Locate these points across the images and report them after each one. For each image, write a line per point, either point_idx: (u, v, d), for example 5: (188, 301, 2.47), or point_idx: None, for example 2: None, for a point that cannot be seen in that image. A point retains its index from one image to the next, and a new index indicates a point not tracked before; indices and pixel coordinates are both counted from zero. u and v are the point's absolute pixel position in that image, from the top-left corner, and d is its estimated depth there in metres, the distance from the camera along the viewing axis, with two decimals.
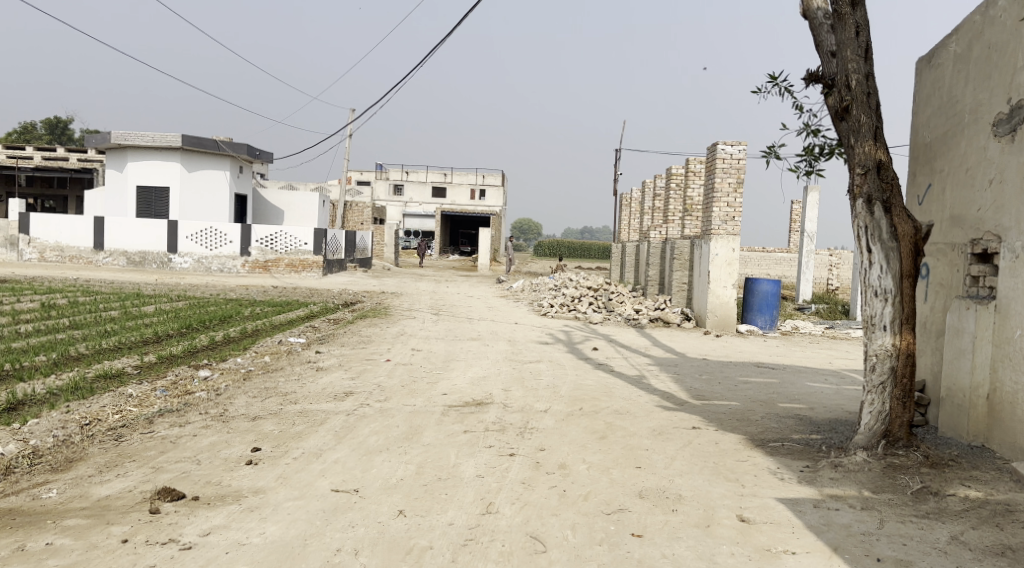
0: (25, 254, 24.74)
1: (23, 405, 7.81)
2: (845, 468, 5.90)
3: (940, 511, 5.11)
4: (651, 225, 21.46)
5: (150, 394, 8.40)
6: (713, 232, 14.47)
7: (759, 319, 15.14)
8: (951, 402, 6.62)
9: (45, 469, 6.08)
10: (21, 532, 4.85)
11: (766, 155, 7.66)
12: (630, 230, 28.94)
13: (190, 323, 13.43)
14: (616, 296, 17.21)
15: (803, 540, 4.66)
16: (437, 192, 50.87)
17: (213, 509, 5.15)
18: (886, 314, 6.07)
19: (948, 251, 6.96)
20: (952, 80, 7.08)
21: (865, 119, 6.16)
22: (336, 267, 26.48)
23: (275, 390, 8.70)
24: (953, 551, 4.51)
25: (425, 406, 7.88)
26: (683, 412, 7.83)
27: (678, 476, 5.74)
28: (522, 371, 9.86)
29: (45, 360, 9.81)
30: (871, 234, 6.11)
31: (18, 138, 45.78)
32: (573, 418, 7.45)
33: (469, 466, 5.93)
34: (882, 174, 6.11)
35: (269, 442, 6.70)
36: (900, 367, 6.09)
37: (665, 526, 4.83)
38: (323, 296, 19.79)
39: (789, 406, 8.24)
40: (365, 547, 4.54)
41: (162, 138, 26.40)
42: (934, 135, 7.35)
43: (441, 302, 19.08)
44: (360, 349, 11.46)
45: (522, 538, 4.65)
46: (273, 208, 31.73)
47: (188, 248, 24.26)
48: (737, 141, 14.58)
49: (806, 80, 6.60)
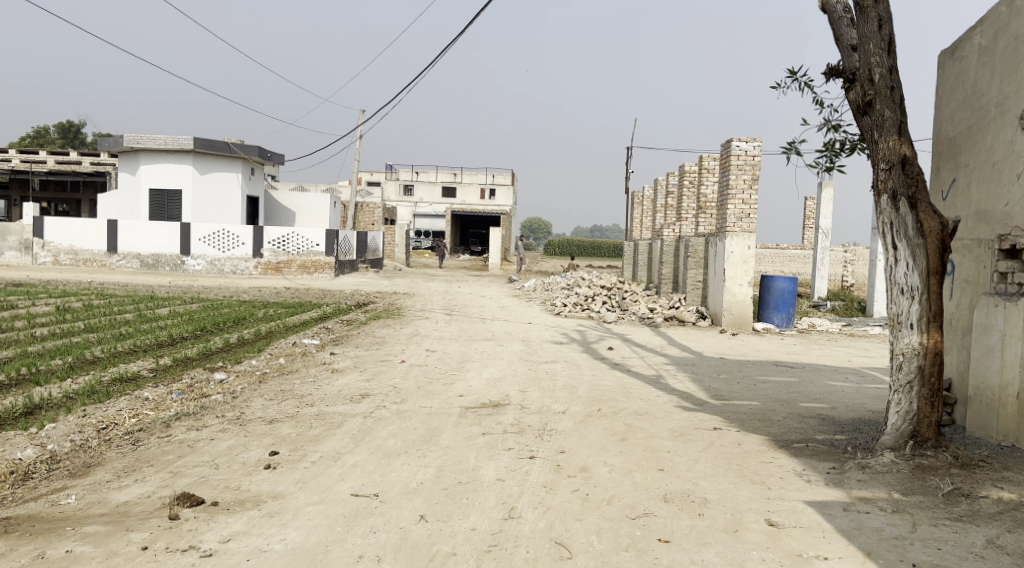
0: (39, 258, 24.84)
1: (41, 409, 7.80)
2: (873, 469, 5.80)
3: (974, 514, 5.00)
4: (664, 222, 21.34)
5: (166, 397, 8.38)
6: (727, 229, 14.32)
7: (775, 317, 15.00)
8: (979, 401, 6.48)
9: (64, 474, 6.04)
10: (41, 539, 4.81)
11: (786, 151, 7.56)
12: (642, 228, 28.84)
13: (204, 326, 13.42)
14: (630, 295, 17.08)
15: (834, 545, 4.56)
16: (447, 192, 50.96)
17: (233, 515, 5.10)
18: (913, 312, 5.97)
19: (974, 247, 6.83)
20: (977, 73, 6.95)
21: (889, 113, 6.04)
22: (348, 268, 26.49)
23: (291, 393, 8.66)
24: (990, 555, 4.41)
25: (442, 408, 7.82)
26: (704, 412, 7.74)
27: (702, 478, 5.65)
28: (538, 372, 9.77)
29: (61, 364, 9.79)
30: (896, 231, 6.01)
31: (31, 143, 46.18)
32: (592, 419, 7.36)
33: (489, 469, 5.85)
34: (907, 169, 5.99)
35: (287, 445, 6.65)
36: (928, 366, 5.98)
37: (692, 531, 4.74)
38: (336, 297, 19.81)
39: (811, 405, 8.14)
40: (388, 553, 4.48)
41: (174, 141, 26.43)
42: (959, 130, 7.22)
43: (454, 302, 19.04)
44: (375, 351, 11.41)
45: (547, 544, 4.57)
46: (285, 209, 31.78)
47: (201, 251, 24.33)
48: (752, 137, 14.36)
49: (827, 75, 6.48)
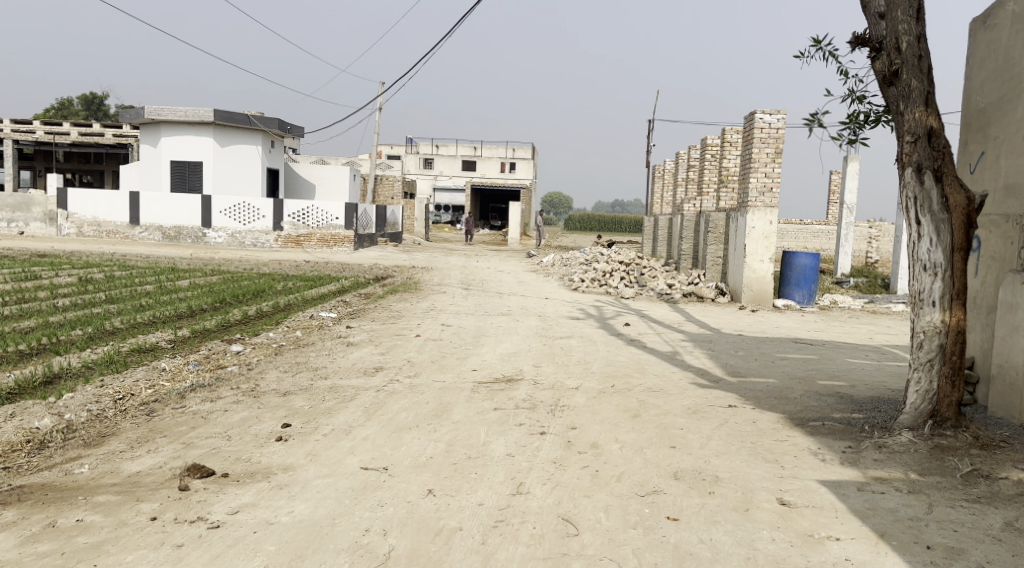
0: (63, 229, 25.08)
1: (60, 378, 7.89)
2: (890, 449, 5.69)
3: (992, 495, 4.88)
4: (686, 197, 21.12)
5: (182, 368, 8.43)
6: (749, 203, 14.07)
7: (797, 293, 14.79)
8: (1002, 380, 6.32)
9: (79, 444, 6.09)
10: (52, 508, 4.85)
11: (809, 123, 7.34)
12: (663, 203, 28.58)
13: (223, 297, 13.50)
14: (649, 271, 16.92)
15: (847, 525, 4.47)
16: (467, 166, 50.83)
17: (242, 487, 5.10)
18: (935, 289, 5.81)
19: (1001, 222, 6.64)
20: (1010, 42, 6.70)
21: (916, 84, 5.83)
22: (367, 242, 26.49)
23: (305, 365, 8.69)
24: (1008, 538, 4.30)
25: (455, 382, 7.80)
26: (718, 389, 7.65)
27: (714, 456, 5.57)
28: (553, 348, 9.71)
29: (81, 335, 9.86)
30: (921, 205, 5.83)
31: (57, 115, 46.72)
32: (606, 395, 7.30)
33: (498, 444, 5.82)
34: (933, 142, 5.81)
35: (300, 417, 6.65)
36: (949, 344, 5.83)
37: (701, 509, 4.67)
38: (354, 270, 19.85)
39: (829, 383, 8.03)
40: (394, 527, 4.46)
41: (194, 113, 26.44)
42: (989, 101, 6.98)
43: (471, 276, 19.01)
44: (391, 324, 11.39)
45: (554, 520, 4.52)
46: (306, 183, 31.84)
47: (221, 223, 24.52)
48: (777, 108, 13.90)
49: (853, 43, 6.27)
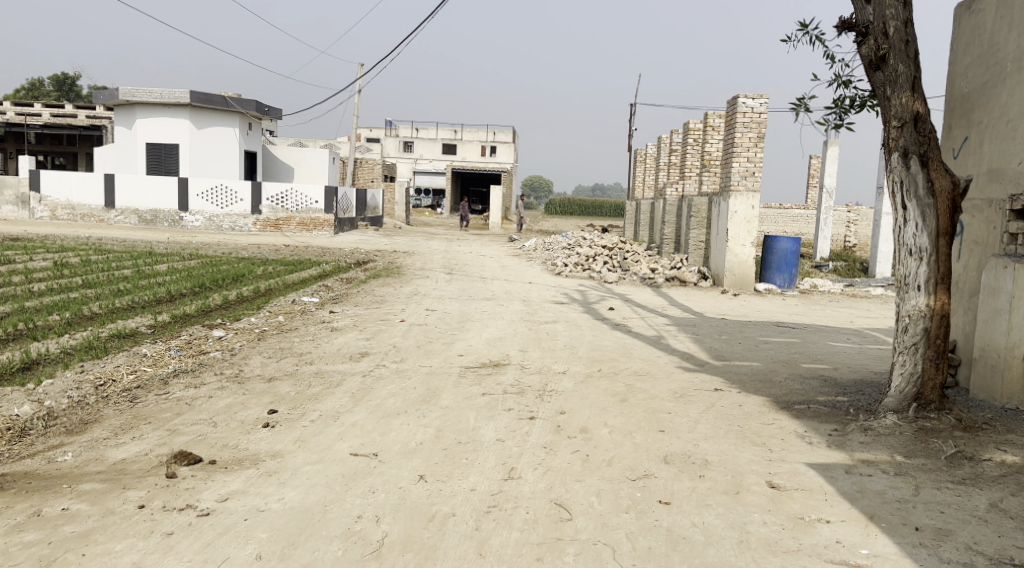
0: (36, 212, 24.65)
1: (37, 364, 7.77)
2: (875, 431, 5.75)
3: (977, 477, 4.96)
4: (668, 181, 21.18)
5: (163, 353, 8.33)
6: (732, 187, 14.12)
7: (778, 277, 14.89)
8: (984, 362, 6.39)
9: (61, 431, 6.00)
10: (37, 497, 4.77)
11: (796, 107, 7.36)
12: (644, 187, 28.68)
13: (203, 282, 13.33)
14: (631, 256, 16.95)
15: (837, 508, 4.52)
16: (447, 149, 50.69)
17: (231, 474, 5.05)
18: (921, 273, 5.87)
19: (985, 207, 6.72)
20: (995, 27, 6.73)
21: (902, 68, 5.86)
22: (347, 226, 26.34)
23: (290, 351, 8.60)
24: (993, 519, 4.37)
25: (442, 367, 7.79)
26: (704, 373, 7.69)
27: (703, 440, 5.60)
28: (539, 332, 9.70)
29: (59, 320, 9.70)
30: (907, 190, 5.87)
31: (26, 96, 45.92)
32: (592, 379, 7.32)
33: (488, 429, 5.81)
34: (919, 127, 5.83)
35: (286, 404, 6.59)
36: (934, 328, 5.89)
37: (693, 492, 4.70)
38: (335, 255, 19.69)
39: (812, 366, 8.11)
40: (387, 513, 4.44)
41: (170, 94, 26.01)
42: (972, 86, 7.03)
43: (453, 261, 18.93)
44: (375, 309, 11.31)
45: (546, 505, 4.53)
46: (284, 166, 31.51)
47: (198, 207, 24.18)
48: (759, 93, 13.99)
49: (839, 28, 6.28)
